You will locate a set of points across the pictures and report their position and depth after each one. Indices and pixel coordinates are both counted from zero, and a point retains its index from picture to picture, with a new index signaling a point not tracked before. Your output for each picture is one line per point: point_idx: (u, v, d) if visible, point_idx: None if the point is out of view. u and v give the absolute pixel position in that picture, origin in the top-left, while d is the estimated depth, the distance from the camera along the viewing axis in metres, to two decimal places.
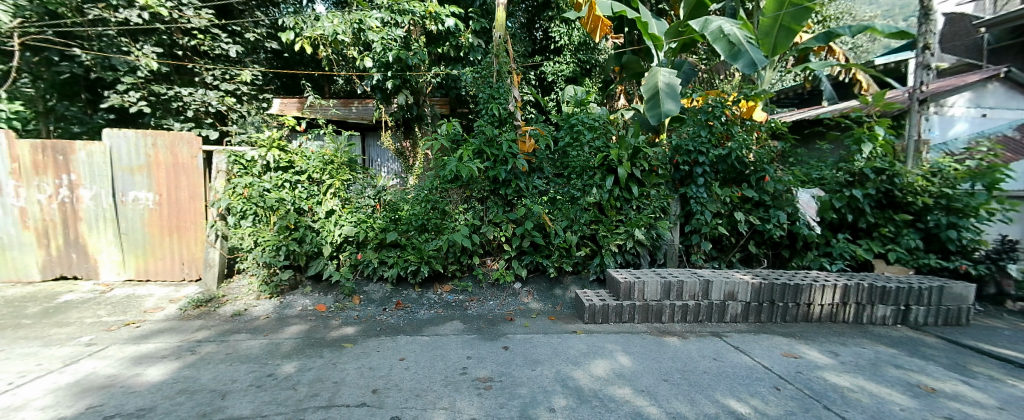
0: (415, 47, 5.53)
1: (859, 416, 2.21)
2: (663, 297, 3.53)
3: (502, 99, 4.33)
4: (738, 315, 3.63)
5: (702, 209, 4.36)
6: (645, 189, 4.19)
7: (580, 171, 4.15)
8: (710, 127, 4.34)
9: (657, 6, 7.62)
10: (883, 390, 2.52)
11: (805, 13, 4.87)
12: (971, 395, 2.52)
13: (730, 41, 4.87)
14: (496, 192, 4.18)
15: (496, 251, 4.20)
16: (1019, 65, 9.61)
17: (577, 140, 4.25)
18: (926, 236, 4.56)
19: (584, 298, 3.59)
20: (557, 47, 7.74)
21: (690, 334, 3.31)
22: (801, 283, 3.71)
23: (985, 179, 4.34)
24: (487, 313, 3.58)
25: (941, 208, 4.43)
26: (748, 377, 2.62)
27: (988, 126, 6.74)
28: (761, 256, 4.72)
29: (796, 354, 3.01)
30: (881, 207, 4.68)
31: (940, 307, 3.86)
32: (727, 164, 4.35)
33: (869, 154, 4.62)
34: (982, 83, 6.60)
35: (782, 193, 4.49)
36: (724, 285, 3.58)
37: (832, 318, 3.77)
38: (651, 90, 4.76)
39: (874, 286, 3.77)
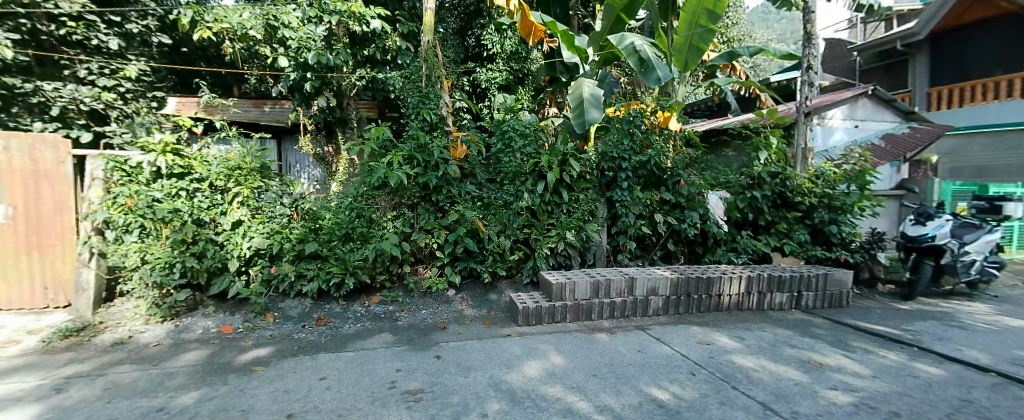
0: (337, 47, 5.28)
1: (761, 393, 2.44)
2: (592, 296, 3.64)
3: (433, 104, 4.20)
4: (659, 309, 3.85)
5: (626, 211, 4.59)
6: (574, 193, 4.33)
7: (513, 177, 4.16)
8: (632, 135, 4.60)
9: (583, 20, 8.02)
10: (782, 368, 2.80)
11: (710, 34, 5.37)
12: (850, 367, 2.88)
13: (640, 58, 5.25)
14: (427, 199, 4.07)
15: (428, 259, 4.09)
16: (885, 83, 11.54)
17: (509, 146, 4.27)
18: (813, 230, 5.20)
19: (518, 301, 3.60)
20: (489, 55, 7.79)
21: (618, 330, 3.46)
22: (713, 275, 4.03)
23: (856, 180, 5.08)
24: (419, 323, 3.44)
25: (824, 206, 5.09)
26: (668, 365, 2.78)
27: (859, 136, 7.88)
28: (679, 253, 5.07)
29: (709, 341, 3.26)
30: (777, 207, 5.23)
31: (825, 292, 4.41)
32: (647, 170, 4.64)
33: (765, 160, 5.20)
34: (852, 99, 7.72)
35: (695, 195, 4.85)
36: (647, 281, 3.79)
37: (739, 306, 4.15)
38: (576, 99, 4.95)
39: (772, 276, 4.21)
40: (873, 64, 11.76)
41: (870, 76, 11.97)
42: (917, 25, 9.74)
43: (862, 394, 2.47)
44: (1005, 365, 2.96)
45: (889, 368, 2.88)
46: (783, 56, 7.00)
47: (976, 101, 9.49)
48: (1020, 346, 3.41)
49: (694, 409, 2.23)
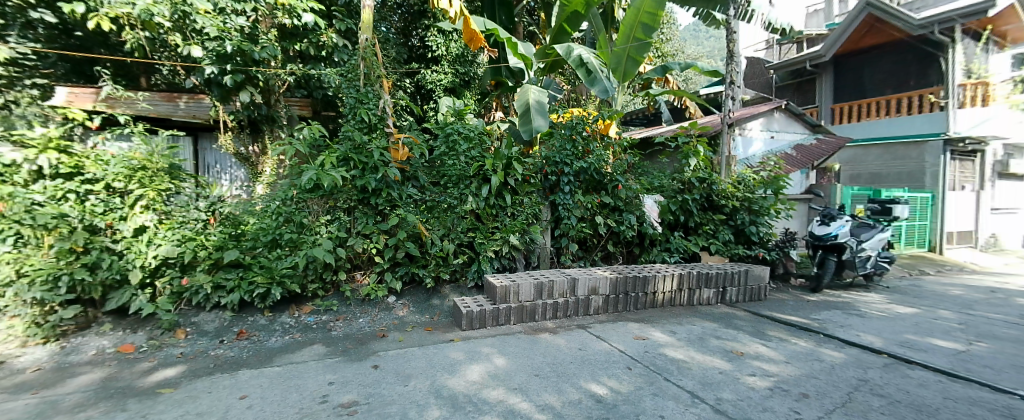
0: (263, 40, 4.93)
1: (689, 382, 2.58)
2: (535, 297, 3.67)
3: (371, 104, 4.02)
4: (599, 308, 3.97)
5: (569, 214, 4.68)
6: (518, 197, 4.37)
7: (457, 180, 4.12)
8: (574, 141, 4.73)
9: (528, 28, 8.17)
10: (708, 358, 2.99)
11: (647, 48, 5.67)
12: (766, 354, 3.15)
13: (588, 69, 5.45)
14: (366, 202, 3.85)
15: (367, 265, 3.89)
16: (796, 100, 12.94)
17: (452, 149, 4.21)
18: (736, 231, 5.64)
19: (461, 305, 3.53)
20: (434, 57, 7.68)
21: (560, 330, 3.50)
22: (649, 274, 4.23)
23: (772, 185, 5.59)
24: (356, 332, 3.26)
25: (746, 209, 5.56)
26: (606, 361, 2.86)
27: (775, 146, 8.69)
28: (618, 254, 5.26)
29: (644, 336, 3.40)
30: (705, 210, 5.64)
31: (746, 286, 4.79)
32: (588, 174, 4.76)
33: (694, 166, 5.57)
34: (769, 112, 8.51)
35: (632, 199, 5.08)
36: (588, 281, 3.89)
37: (672, 303, 4.39)
38: (523, 106, 5.01)
39: (700, 273, 4.50)
40: (786, 81, 13.06)
41: (783, 93, 13.35)
42: (824, 48, 11.21)
43: (777, 379, 2.70)
44: (892, 347, 3.39)
45: (799, 354, 3.17)
46: (710, 72, 7.58)
47: (871, 117, 10.90)
48: (903, 329, 3.92)
49: (630, 402, 2.31)
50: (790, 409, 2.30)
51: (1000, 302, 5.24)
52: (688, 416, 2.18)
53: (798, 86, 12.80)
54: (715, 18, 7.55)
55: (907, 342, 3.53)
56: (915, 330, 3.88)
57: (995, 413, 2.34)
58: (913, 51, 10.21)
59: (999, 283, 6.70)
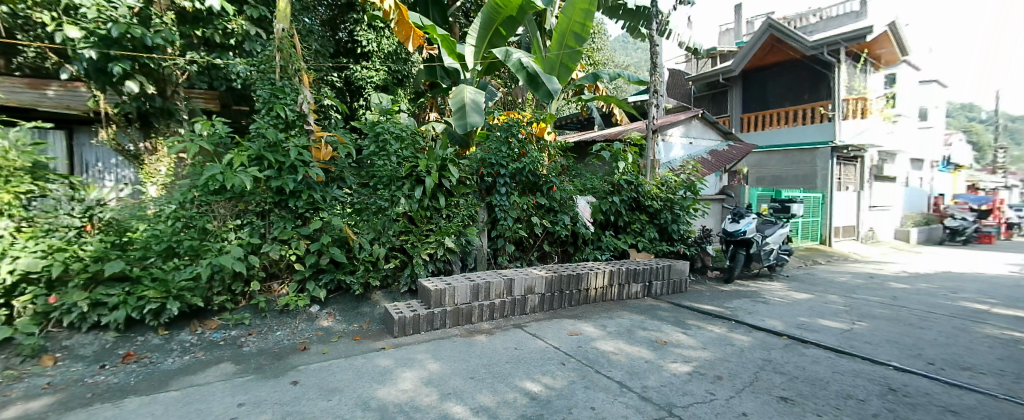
0: (157, 24, 4.40)
1: (618, 373, 2.68)
2: (471, 299, 3.59)
3: (287, 99, 3.68)
4: (535, 306, 4.00)
5: (505, 215, 4.66)
6: (454, 198, 4.24)
7: (388, 182, 3.90)
8: (509, 143, 4.73)
9: (463, 29, 8.10)
10: (636, 349, 3.13)
11: (577, 55, 5.84)
12: (687, 341, 3.36)
13: (529, 73, 5.43)
14: (283, 205, 3.54)
15: (286, 273, 3.58)
16: (711, 109, 14.23)
17: (383, 149, 4.02)
18: (660, 228, 6.01)
19: (393, 311, 3.32)
20: (364, 52, 7.35)
21: (497, 331, 3.46)
22: (582, 271, 4.35)
23: (691, 187, 6.03)
24: (274, 346, 2.97)
25: (668, 208, 5.96)
26: (541, 359, 2.88)
27: (693, 151, 9.42)
28: (553, 253, 5.36)
29: (578, 332, 3.48)
30: (633, 210, 5.94)
31: (668, 280, 5.13)
32: (523, 176, 4.79)
33: (623, 169, 5.83)
34: (687, 120, 9.21)
35: (566, 200, 5.18)
36: (524, 281, 3.90)
37: (603, 298, 4.55)
38: (458, 104, 4.96)
39: (629, 269, 4.72)
40: (703, 92, 14.26)
41: (700, 102, 14.59)
42: (735, 63, 12.31)
43: (696, 364, 2.89)
44: (791, 329, 3.78)
45: (715, 340, 3.43)
46: (636, 81, 8.04)
47: (772, 126, 12.27)
48: (800, 313, 4.41)
49: (563, 396, 2.34)
50: (707, 391, 2.47)
51: (875, 287, 6.10)
52: (617, 405, 2.25)
53: (712, 96, 14.08)
54: (641, 32, 7.93)
55: (804, 324, 3.97)
56: (810, 314, 4.37)
57: (872, 382, 2.69)
58: (807, 69, 11.64)
59: (873, 270, 7.81)
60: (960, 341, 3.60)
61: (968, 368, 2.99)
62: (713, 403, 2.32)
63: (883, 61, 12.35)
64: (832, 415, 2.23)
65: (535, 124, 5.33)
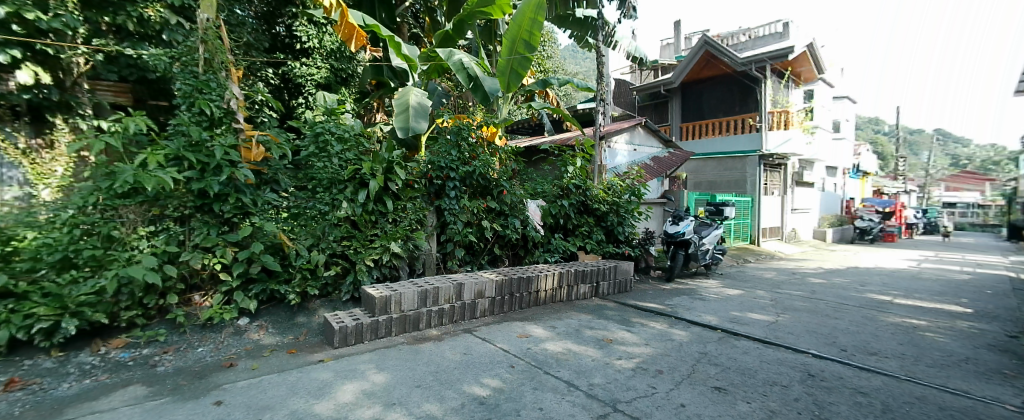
0: (54, 6, 3.91)
1: (566, 373, 2.71)
2: (419, 305, 3.41)
3: (213, 95, 3.37)
4: (486, 310, 3.93)
5: (454, 219, 4.57)
6: (401, 202, 4.07)
7: (328, 184, 3.70)
8: (459, 146, 4.66)
9: (413, 30, 7.94)
10: (583, 348, 3.19)
11: (527, 62, 5.86)
12: (631, 339, 3.47)
13: (469, 74, 5.43)
14: (205, 210, 3.25)
15: (209, 284, 3.27)
16: (654, 118, 15.02)
17: (323, 151, 3.81)
18: (607, 231, 6.20)
19: (333, 320, 3.07)
20: (304, 48, 7.00)
21: (446, 336, 3.33)
22: (532, 274, 4.35)
23: (635, 191, 6.29)
24: (194, 364, 2.70)
25: (615, 211, 6.17)
26: (490, 362, 2.83)
27: (637, 157, 9.84)
28: (504, 257, 5.32)
29: (527, 334, 3.47)
30: (581, 213, 6.07)
31: (614, 280, 5.29)
32: (473, 180, 4.73)
33: (573, 174, 5.95)
34: (632, 127, 9.61)
35: (517, 203, 5.17)
36: (474, 285, 3.80)
37: (552, 299, 4.59)
38: (401, 106, 4.86)
39: (577, 270, 4.81)
40: (646, 102, 15.00)
41: (643, 111, 15.33)
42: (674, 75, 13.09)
43: (639, 360, 2.99)
44: (724, 323, 4.04)
45: (656, 336, 3.57)
46: (584, 88, 8.29)
47: (708, 135, 13.13)
48: (732, 308, 4.72)
49: (511, 399, 2.32)
50: (649, 385, 2.56)
51: (797, 282, 6.67)
52: (564, 404, 2.27)
53: (655, 107, 14.89)
54: (587, 41, 8.24)
55: (736, 318, 4.25)
56: (742, 308, 4.69)
57: (794, 368, 2.92)
58: (737, 84, 12.61)
59: (795, 266, 8.56)
60: (867, 329, 4.01)
61: (874, 352, 3.33)
62: (655, 397, 2.41)
63: (803, 78, 13.62)
64: (760, 401, 2.39)
65: (486, 127, 5.30)
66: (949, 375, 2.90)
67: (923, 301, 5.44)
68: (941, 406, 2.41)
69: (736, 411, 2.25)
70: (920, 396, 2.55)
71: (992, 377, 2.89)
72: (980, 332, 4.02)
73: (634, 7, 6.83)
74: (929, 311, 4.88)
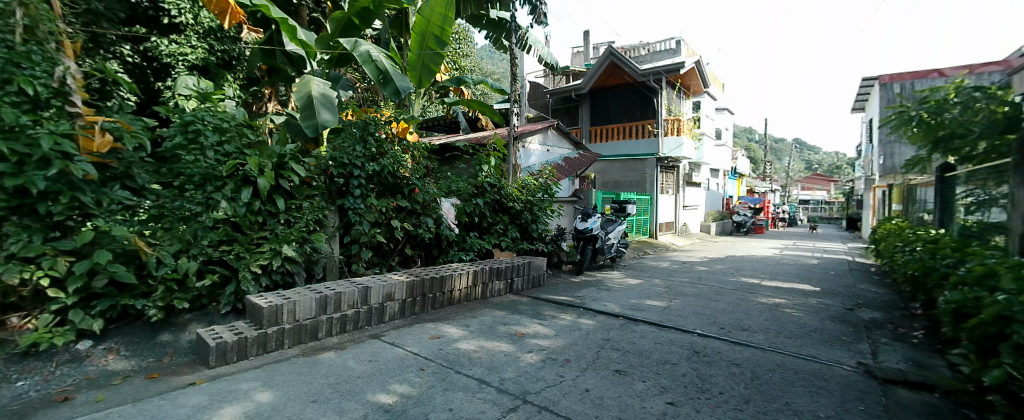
0: None
1: (477, 370, 2.68)
2: (318, 313, 3.09)
3: (35, 71, 2.72)
4: (395, 314, 3.71)
5: (360, 219, 4.25)
6: (294, 201, 3.71)
7: (199, 181, 3.23)
8: (364, 142, 4.36)
9: (312, 14, 7.29)
10: (495, 345, 3.18)
11: (439, 58, 5.72)
12: (542, 332, 3.56)
13: (377, 67, 5.13)
14: (27, 212, 2.60)
15: (32, 302, 2.63)
16: (566, 121, 15.70)
17: (194, 142, 3.30)
18: (521, 228, 6.31)
19: (208, 336, 2.63)
20: (172, 23, 6.19)
21: (349, 344, 3.06)
22: (444, 273, 4.24)
23: (548, 189, 6.49)
24: (9, 402, 2.15)
25: (528, 209, 6.29)
26: (398, 367, 2.68)
27: (549, 157, 10.17)
28: (416, 257, 5.08)
29: (439, 335, 3.36)
30: (495, 211, 6.08)
31: (527, 276, 5.41)
32: (381, 178, 4.46)
33: (487, 172, 5.93)
34: (544, 129, 9.90)
35: (429, 202, 4.94)
36: (382, 288, 3.57)
37: (466, 298, 4.52)
38: (303, 100, 4.42)
39: (491, 268, 4.80)
40: (558, 106, 15.62)
41: (556, 115, 15.94)
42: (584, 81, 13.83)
43: (549, 351, 3.07)
44: (626, 310, 4.34)
45: (566, 327, 3.70)
46: (498, 88, 8.34)
47: (614, 138, 14.05)
48: (633, 296, 5.10)
49: (420, 403, 2.21)
50: (557, 374, 2.63)
51: (687, 270, 7.46)
52: (474, 402, 2.23)
53: (567, 110, 15.58)
54: (503, 43, 8.35)
55: (636, 305, 4.60)
56: (641, 296, 5.09)
57: (682, 347, 3.23)
58: (638, 92, 13.73)
59: (686, 257, 9.57)
60: (741, 308, 4.61)
61: (746, 328, 3.82)
62: (562, 385, 2.48)
63: (691, 90, 15.33)
64: (653, 379, 2.59)
65: (396, 123, 5.06)
66: (801, 343, 3.42)
67: (783, 283, 6.42)
68: (795, 370, 2.83)
69: (634, 391, 2.41)
70: (781, 363, 2.97)
71: (832, 343, 3.49)
72: (826, 306, 4.84)
73: (546, 14, 7.03)
74: (787, 291, 5.77)
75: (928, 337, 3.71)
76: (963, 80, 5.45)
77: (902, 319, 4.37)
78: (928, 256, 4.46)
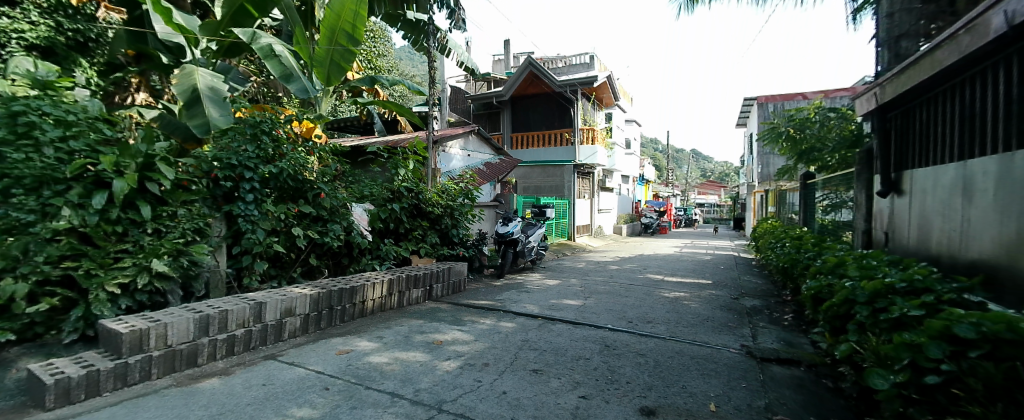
0: None
1: (390, 383, 2.53)
2: (197, 335, 2.69)
3: None
4: (296, 330, 3.38)
5: (253, 227, 3.79)
6: (166, 208, 3.20)
7: (31, 184, 2.66)
8: (259, 142, 3.94)
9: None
10: (410, 355, 3.04)
11: (352, 55, 5.36)
12: (460, 337, 3.49)
13: (281, 63, 4.66)
14: None
15: None
16: (487, 127, 15.82)
17: (26, 137, 2.70)
18: (441, 233, 6.18)
19: (43, 371, 2.15)
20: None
21: (238, 368, 2.71)
22: (355, 284, 3.97)
23: (469, 194, 6.43)
24: None
25: (448, 214, 6.18)
26: (298, 389, 2.43)
27: (470, 162, 10.13)
28: (322, 267, 4.70)
29: (347, 349, 3.13)
30: (413, 217, 5.87)
31: (447, 283, 5.30)
32: (280, 182, 4.05)
33: (404, 177, 5.69)
34: (465, 134, 9.83)
35: (338, 208, 4.60)
36: (280, 303, 3.23)
37: (380, 308, 4.29)
38: (187, 94, 3.89)
39: (408, 275, 4.62)
40: (480, 111, 15.68)
41: (477, 120, 15.98)
42: (505, 88, 14.04)
43: (467, 357, 3.01)
44: (544, 311, 4.44)
45: (485, 331, 3.67)
46: (416, 90, 8.08)
47: (534, 145, 14.45)
48: (552, 296, 5.25)
49: None
50: (474, 380, 2.59)
51: (601, 270, 7.91)
52: (386, 418, 2.09)
53: (488, 116, 15.71)
54: (421, 45, 8.13)
55: (554, 305, 4.74)
56: (559, 296, 5.25)
57: (595, 342, 3.38)
58: (555, 102, 14.31)
59: (601, 257, 10.15)
60: (647, 303, 4.97)
61: (650, 321, 4.13)
62: (480, 390, 2.44)
63: (604, 102, 16.35)
64: (568, 375, 2.66)
65: (299, 122, 4.66)
66: (696, 331, 3.78)
67: (682, 277, 7.08)
68: (691, 356, 3.10)
69: (550, 388, 2.45)
70: (679, 350, 3.24)
71: (722, 329, 3.89)
72: (716, 297, 5.43)
73: (465, 20, 6.99)
74: (686, 285, 6.37)
75: (795, 319, 4.32)
76: (820, 101, 6.47)
77: (776, 305, 5.05)
78: (794, 250, 5.21)
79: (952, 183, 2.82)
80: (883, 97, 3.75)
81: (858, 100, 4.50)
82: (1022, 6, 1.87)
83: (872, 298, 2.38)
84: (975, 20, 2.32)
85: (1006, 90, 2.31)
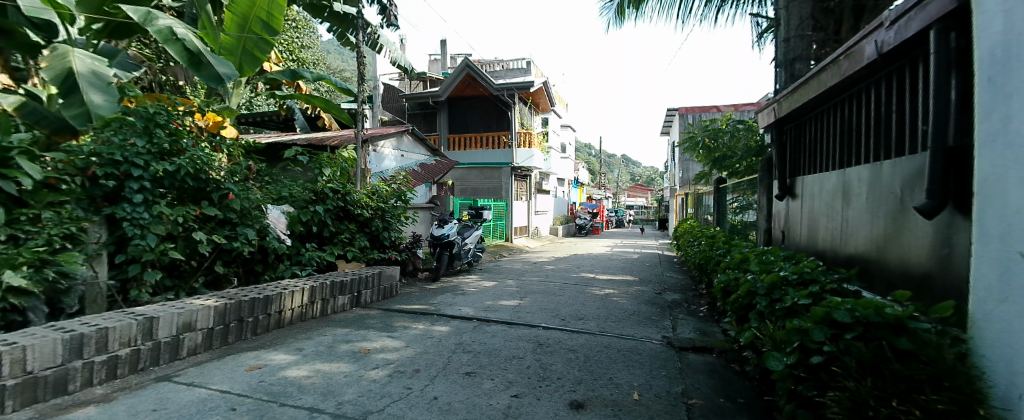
0: None
1: (309, 398, 2.35)
2: (67, 358, 2.29)
3: None
4: (197, 347, 3.03)
5: (143, 232, 3.32)
6: (23, 210, 2.79)
7: None
8: (150, 135, 3.48)
9: None
10: (333, 366, 2.85)
11: (265, 46, 4.94)
12: (390, 344, 3.34)
13: (186, 47, 4.16)
14: None
15: None
16: (423, 127, 15.48)
17: None
18: (371, 236, 5.90)
19: None
20: None
21: (121, 394, 2.36)
22: (270, 293, 3.65)
23: (401, 196, 6.22)
24: None
25: (379, 216, 5.91)
26: (198, 412, 2.17)
27: (404, 163, 9.84)
28: (231, 275, 4.25)
29: (260, 364, 2.87)
30: (340, 219, 5.52)
31: (377, 288, 5.07)
32: (177, 181, 3.61)
33: (328, 177, 5.39)
34: (399, 134, 9.53)
35: (250, 210, 4.22)
36: (176, 317, 2.87)
37: (300, 318, 3.99)
38: (58, 75, 3.46)
39: (332, 282, 4.34)
40: (415, 110, 15.29)
41: (412, 119, 15.56)
42: (441, 89, 13.82)
43: (396, 364, 2.89)
44: (479, 313, 4.41)
45: (417, 336, 3.56)
46: (343, 88, 7.64)
47: (471, 147, 14.35)
48: (487, 298, 5.24)
49: None
50: (404, 387, 2.49)
51: (536, 270, 8.05)
52: None
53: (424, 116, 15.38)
54: (349, 40, 7.74)
55: (489, 307, 4.72)
56: (495, 297, 5.25)
57: (528, 341, 3.42)
58: (491, 105, 14.40)
59: (536, 257, 10.34)
60: (579, 300, 5.14)
61: (581, 317, 4.26)
62: (409, 397, 2.35)
63: (540, 107, 16.68)
64: (501, 375, 2.66)
65: (203, 115, 4.28)
66: (623, 325, 3.97)
67: (612, 275, 7.43)
68: (617, 349, 3.25)
69: (481, 390, 2.43)
70: (607, 344, 3.37)
71: (646, 322, 4.13)
72: (642, 293, 5.76)
73: (397, 17, 6.76)
74: (615, 282, 6.69)
75: (709, 310, 4.71)
76: (731, 113, 7.12)
77: (693, 298, 5.47)
78: (709, 247, 5.67)
79: (834, 188, 3.24)
80: (780, 112, 4.24)
81: (761, 114, 5.03)
82: (888, 37, 2.21)
83: (770, 290, 2.67)
84: (852, 48, 2.69)
85: (876, 109, 2.70)
